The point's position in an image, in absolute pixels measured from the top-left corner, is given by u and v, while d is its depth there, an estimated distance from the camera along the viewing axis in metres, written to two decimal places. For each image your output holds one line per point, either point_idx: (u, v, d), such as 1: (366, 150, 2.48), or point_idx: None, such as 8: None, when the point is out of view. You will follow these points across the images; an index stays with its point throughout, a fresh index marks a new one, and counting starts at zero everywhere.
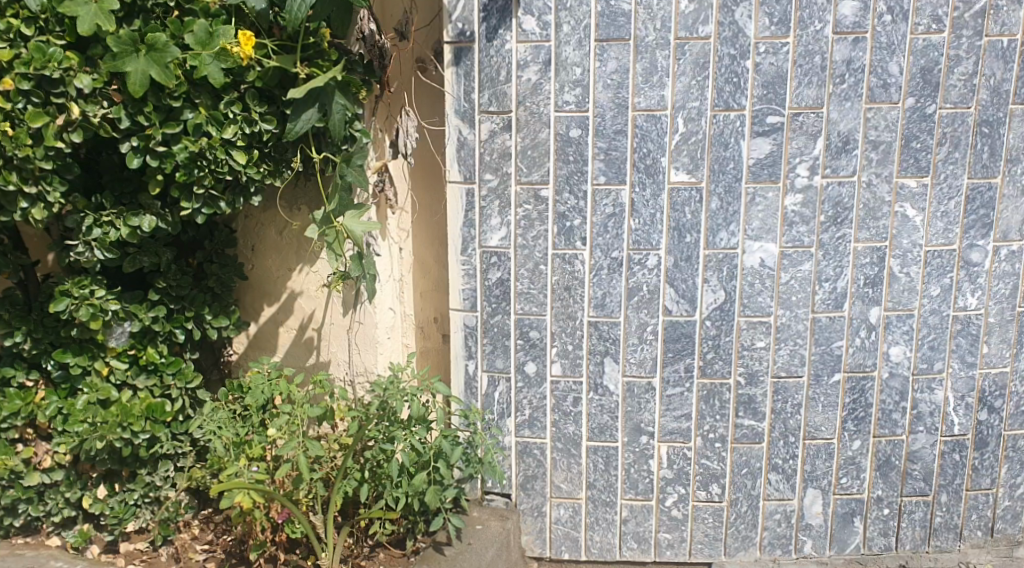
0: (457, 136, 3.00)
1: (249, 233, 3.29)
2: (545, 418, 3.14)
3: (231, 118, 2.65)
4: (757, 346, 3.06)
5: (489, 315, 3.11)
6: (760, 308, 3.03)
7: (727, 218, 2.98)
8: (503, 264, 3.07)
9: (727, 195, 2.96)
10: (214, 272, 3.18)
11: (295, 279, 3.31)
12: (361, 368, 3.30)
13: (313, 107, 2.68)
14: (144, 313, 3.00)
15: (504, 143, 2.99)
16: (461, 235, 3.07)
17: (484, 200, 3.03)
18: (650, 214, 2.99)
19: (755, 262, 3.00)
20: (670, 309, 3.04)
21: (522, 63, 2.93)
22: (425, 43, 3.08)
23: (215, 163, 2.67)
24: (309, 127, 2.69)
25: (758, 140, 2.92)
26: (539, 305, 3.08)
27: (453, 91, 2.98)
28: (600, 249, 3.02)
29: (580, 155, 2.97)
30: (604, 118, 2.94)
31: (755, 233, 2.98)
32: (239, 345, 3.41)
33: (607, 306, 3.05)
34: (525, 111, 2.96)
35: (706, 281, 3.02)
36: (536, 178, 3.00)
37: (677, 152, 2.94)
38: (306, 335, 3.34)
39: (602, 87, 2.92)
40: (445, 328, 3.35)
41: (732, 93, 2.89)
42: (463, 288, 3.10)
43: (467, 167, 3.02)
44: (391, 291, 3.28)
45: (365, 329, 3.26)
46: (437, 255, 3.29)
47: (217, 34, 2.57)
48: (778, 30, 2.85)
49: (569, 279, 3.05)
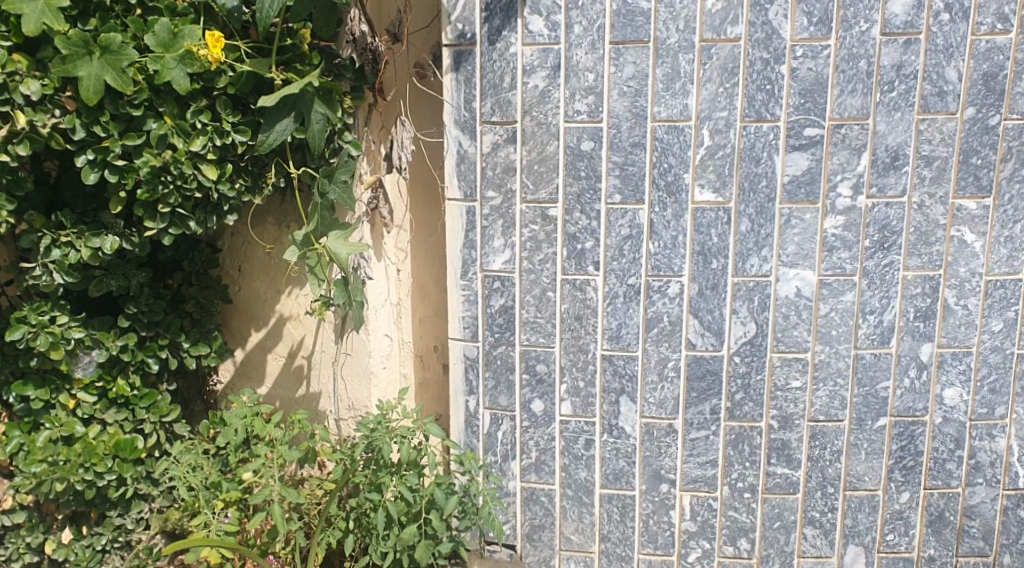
0: (457, 148, 2.70)
1: (235, 251, 3.01)
2: (554, 462, 2.83)
3: (199, 128, 2.38)
4: (792, 386, 2.72)
5: (491, 346, 2.80)
6: (795, 343, 2.69)
7: (759, 242, 2.65)
8: (507, 289, 2.76)
9: (758, 216, 2.63)
10: (193, 295, 2.90)
11: (283, 302, 3.03)
12: (354, 402, 3.03)
13: (289, 115, 2.42)
14: (112, 342, 2.74)
15: (508, 157, 2.69)
16: (461, 258, 2.77)
17: (486, 219, 2.73)
18: (672, 236, 2.66)
19: (789, 292, 2.67)
20: (694, 343, 2.71)
21: (528, 69, 2.63)
22: (422, 48, 2.80)
23: (181, 178, 2.39)
24: (285, 139, 2.42)
25: (794, 155, 2.59)
26: (547, 336, 2.77)
27: (452, 99, 2.68)
28: (616, 276, 2.70)
29: (593, 170, 2.66)
30: (620, 129, 2.62)
31: (791, 260, 2.65)
32: (225, 373, 3.15)
33: (623, 338, 2.73)
34: (531, 122, 2.66)
35: (734, 313, 2.69)
36: (544, 195, 2.69)
37: (702, 168, 2.61)
38: (296, 364, 3.06)
39: (617, 95, 2.61)
40: (446, 358, 3.07)
41: (765, 101, 2.56)
42: (462, 317, 2.79)
43: (467, 183, 2.72)
44: (387, 316, 3.01)
45: (358, 358, 2.98)
46: (437, 278, 3.01)
47: (181, 34, 2.31)
48: (818, 31, 2.51)
49: (581, 308, 2.74)
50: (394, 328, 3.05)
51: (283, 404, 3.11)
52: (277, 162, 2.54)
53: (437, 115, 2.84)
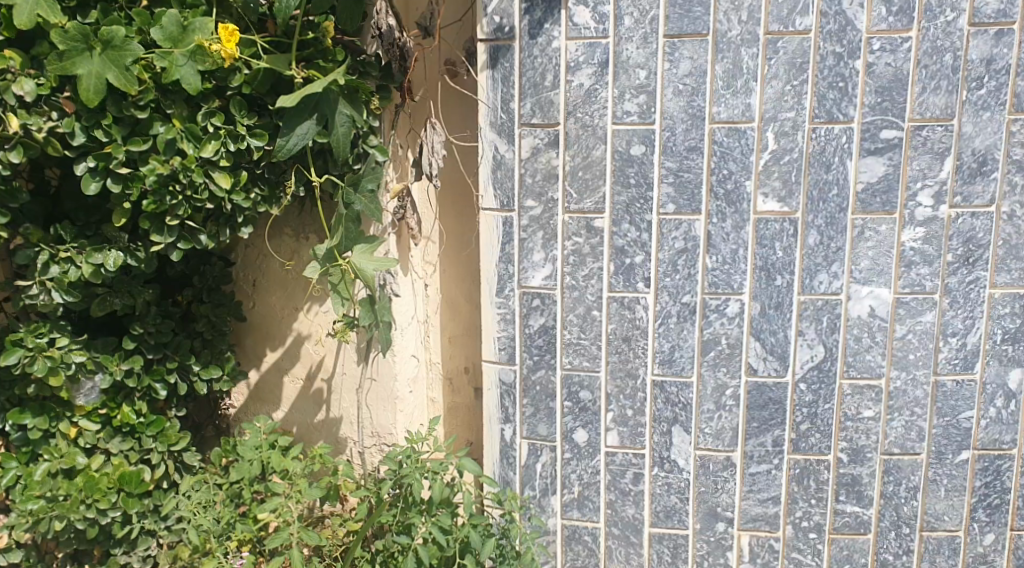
0: (493, 153, 2.46)
1: (249, 265, 2.80)
2: (598, 498, 2.57)
3: (211, 132, 2.13)
4: (864, 416, 2.46)
5: (529, 370, 2.55)
6: (868, 368, 2.43)
7: (829, 256, 2.39)
8: (548, 308, 2.51)
9: (828, 228, 2.37)
10: (204, 313, 2.69)
11: (301, 320, 2.80)
12: (377, 429, 2.79)
13: (310, 117, 2.14)
14: (116, 366, 2.51)
15: (549, 162, 2.44)
16: (497, 273, 2.52)
17: (525, 231, 2.48)
18: (731, 250, 2.41)
19: (862, 312, 2.41)
20: (755, 369, 2.45)
21: (573, 65, 2.38)
22: (455, 43, 2.56)
23: (191, 188, 2.14)
24: (306, 143, 2.15)
25: (869, 159, 2.33)
26: (592, 359, 2.51)
27: (487, 99, 2.44)
28: (669, 294, 2.45)
29: (643, 177, 2.41)
30: (674, 132, 2.37)
31: (863, 276, 2.39)
32: (239, 396, 2.93)
33: (676, 363, 2.48)
34: (575, 124, 2.41)
35: (800, 335, 2.43)
36: (589, 205, 2.44)
37: (765, 175, 2.36)
38: (315, 387, 2.84)
39: (672, 94, 2.36)
40: (477, 380, 2.83)
41: (838, 100, 2.31)
42: (498, 338, 2.55)
43: (505, 191, 2.47)
44: (414, 335, 2.77)
45: (382, 380, 2.75)
46: (468, 294, 2.77)
47: (191, 27, 2.05)
48: (898, 22, 2.26)
49: (629, 329, 2.49)
50: (422, 347, 2.82)
51: (300, 430, 2.88)
52: (297, 168, 2.29)
53: (471, 117, 2.59)
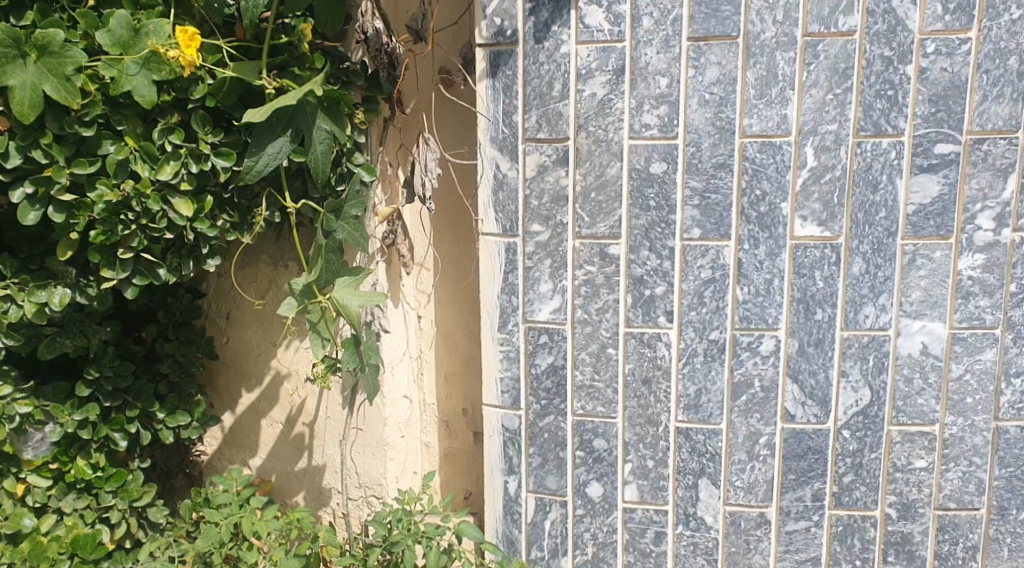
0: (494, 172, 2.17)
1: (223, 296, 2.52)
2: (615, 560, 2.28)
3: (169, 152, 1.84)
4: (916, 468, 2.17)
5: (536, 416, 2.26)
6: (920, 414, 2.15)
7: (876, 287, 2.11)
8: (557, 345, 2.22)
9: (875, 255, 2.10)
10: (169, 353, 2.41)
11: (279, 357, 2.52)
12: (366, 479, 2.49)
13: (284, 133, 1.85)
14: (67, 417, 2.21)
15: (558, 182, 2.15)
16: (498, 306, 2.23)
17: (530, 259, 2.19)
18: (765, 280, 2.13)
19: (913, 349, 2.13)
20: (792, 414, 2.18)
21: (584, 73, 2.10)
22: (450, 48, 2.27)
23: (147, 216, 1.85)
24: (278, 164, 1.86)
25: (921, 177, 2.06)
26: (608, 404, 2.23)
27: (487, 111, 2.15)
28: (694, 330, 2.17)
29: (665, 199, 2.12)
30: (699, 148, 2.10)
31: (915, 309, 2.11)
32: (213, 441, 2.64)
33: (703, 408, 2.19)
34: (587, 138, 2.13)
35: (843, 376, 2.15)
36: (602, 230, 2.15)
37: (804, 196, 2.09)
38: (295, 432, 2.55)
39: (697, 105, 2.08)
40: (477, 424, 2.54)
41: (886, 110, 2.04)
42: (500, 379, 2.25)
43: (507, 215, 2.18)
44: (405, 374, 2.48)
45: (370, 425, 2.45)
46: (467, 327, 2.47)
47: (144, 31, 1.76)
48: (955, 21, 2.00)
49: (649, 371, 2.20)
50: (415, 387, 2.53)
51: (279, 479, 2.59)
52: (270, 192, 1.99)
53: (469, 131, 2.31)
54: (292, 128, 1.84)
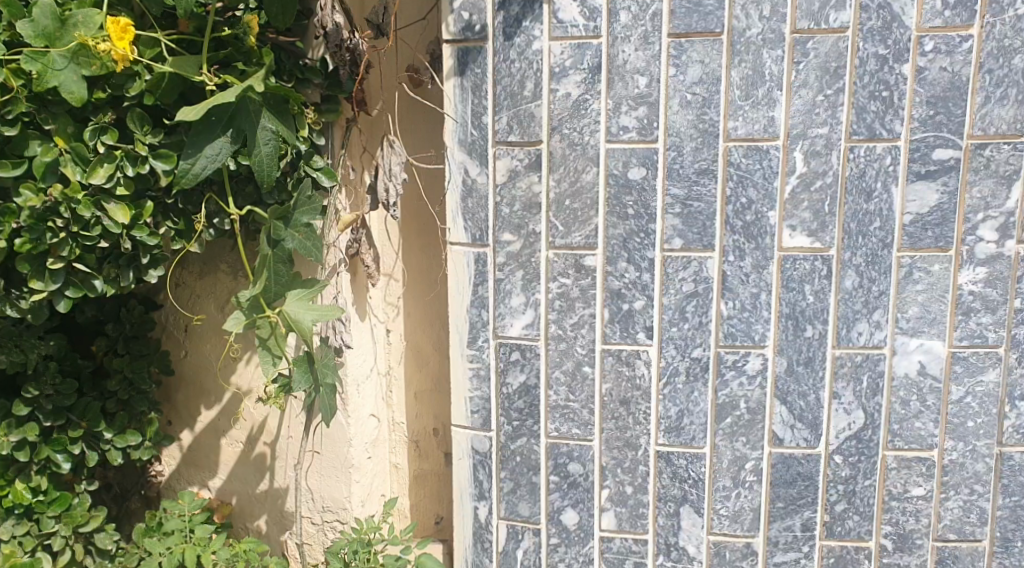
0: (462, 177, 2.03)
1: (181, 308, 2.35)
2: None
3: (103, 154, 1.73)
4: (913, 496, 2.02)
5: (507, 438, 2.11)
6: (917, 438, 2.01)
7: (870, 302, 1.97)
8: (530, 363, 2.07)
9: (869, 268, 1.96)
10: (119, 368, 2.26)
11: (239, 373, 2.36)
12: (329, 502, 2.35)
13: (225, 134, 1.72)
14: (3, 438, 2.07)
15: (531, 188, 2.01)
16: (468, 320, 2.08)
17: (501, 271, 2.05)
18: (752, 294, 1.99)
19: (910, 369, 1.99)
20: (780, 438, 2.03)
21: (558, 71, 1.96)
22: (416, 46, 2.13)
23: (78, 222, 1.73)
24: (218, 166, 1.73)
25: (918, 185, 1.92)
26: (584, 426, 2.08)
27: (454, 112, 2.01)
28: (676, 348, 2.02)
29: (643, 207, 1.98)
30: (681, 152, 1.96)
31: (911, 326, 1.97)
32: (170, 460, 2.49)
33: (685, 431, 2.05)
34: (560, 141, 1.98)
35: (835, 397, 2.01)
36: (577, 239, 2.01)
37: (793, 204, 1.95)
38: (256, 452, 2.40)
39: (678, 106, 1.94)
40: (448, 444, 2.39)
41: (881, 113, 1.90)
42: (469, 399, 2.11)
43: (476, 223, 2.04)
44: (373, 391, 2.34)
45: (334, 446, 2.31)
46: (438, 341, 2.33)
47: (72, 21, 1.65)
48: (956, 17, 1.85)
49: (628, 391, 2.05)
50: (383, 405, 2.38)
51: (240, 501, 2.44)
52: (209, 197, 1.87)
53: (437, 133, 2.17)
54: (233, 127, 1.72)
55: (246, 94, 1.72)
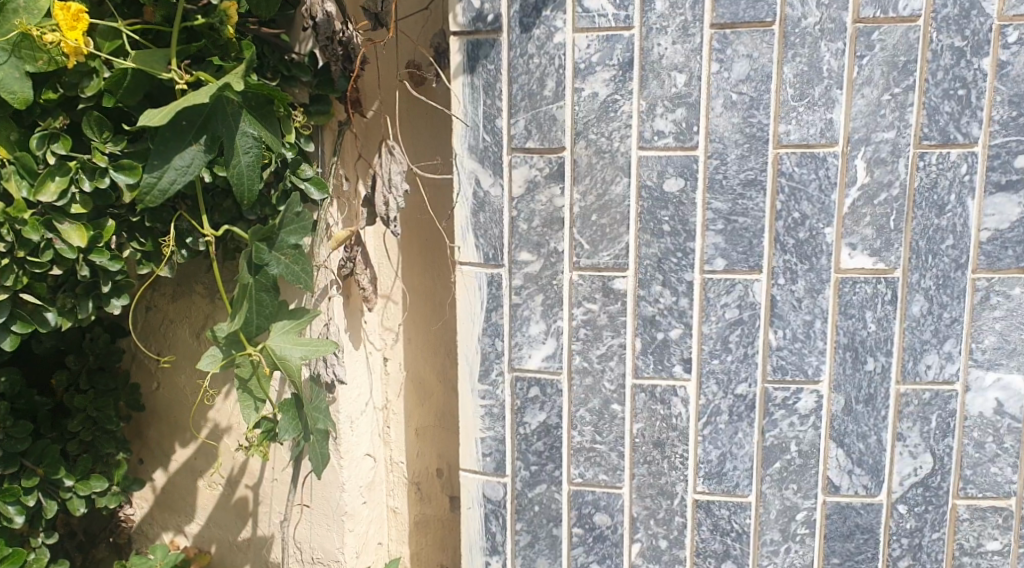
0: (473, 189, 1.77)
1: (152, 335, 2.10)
2: None
3: (53, 165, 1.50)
4: (986, 551, 1.78)
5: (524, 485, 1.85)
6: (993, 486, 1.76)
7: (940, 332, 1.73)
8: (551, 400, 1.82)
9: (940, 292, 1.71)
10: (81, 406, 2.00)
11: (218, 408, 2.10)
12: (320, 554, 2.09)
13: (197, 140, 1.46)
14: None
15: (552, 202, 1.75)
16: (479, 351, 1.82)
17: (517, 295, 1.79)
18: (806, 322, 1.73)
19: (986, 408, 1.74)
20: (836, 485, 1.78)
21: (583, 67, 1.71)
22: (418, 38, 1.87)
23: (25, 246, 1.50)
24: (190, 179, 1.47)
25: (997, 198, 1.68)
26: (612, 472, 1.82)
27: (464, 115, 1.75)
28: (717, 384, 1.77)
29: (681, 223, 1.73)
30: (725, 161, 1.70)
31: (987, 358, 1.73)
32: (142, 503, 2.22)
33: (728, 478, 1.80)
34: (586, 148, 1.73)
35: (899, 439, 1.77)
36: (605, 260, 1.76)
37: (853, 219, 1.70)
38: (237, 495, 2.14)
39: (723, 107, 1.69)
40: (453, 488, 2.13)
41: (955, 115, 1.66)
42: (481, 441, 1.85)
43: (490, 241, 1.78)
44: (369, 427, 2.08)
45: (325, 491, 2.05)
46: (442, 372, 2.07)
47: (12, 8, 1.43)
48: None
49: (663, 432, 1.80)
50: (380, 442, 2.13)
51: (220, 550, 2.18)
52: (176, 215, 1.62)
53: (442, 138, 1.92)
54: (207, 133, 1.47)
55: (222, 92, 1.46)
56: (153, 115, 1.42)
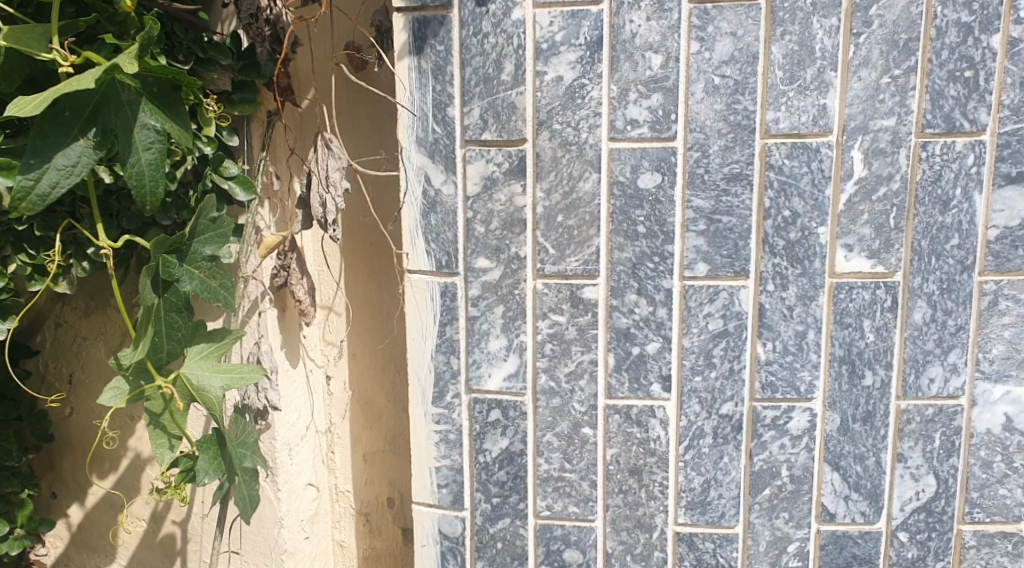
0: (422, 188, 1.56)
1: (62, 353, 1.85)
2: None
3: None
4: None
5: (485, 520, 1.65)
6: (1002, 509, 1.59)
7: (944, 341, 1.55)
8: (513, 424, 1.61)
9: (944, 297, 1.54)
10: None
11: (140, 435, 1.86)
12: None
13: (85, 135, 1.27)
14: None
15: (512, 201, 1.55)
16: (432, 370, 1.61)
17: (473, 307, 1.58)
18: (799, 333, 1.55)
19: (994, 424, 1.57)
20: (831, 513, 1.60)
21: (546, 47, 1.51)
22: (358, 16, 1.65)
23: None
24: (74, 181, 1.28)
25: (1007, 191, 1.51)
26: (583, 503, 1.62)
27: (411, 103, 1.54)
28: (700, 403, 1.58)
29: (658, 224, 1.53)
30: (707, 153, 1.51)
31: (997, 369, 1.56)
32: (56, 543, 1.96)
33: (712, 508, 1.61)
34: (550, 140, 1.53)
35: (901, 461, 1.59)
36: (573, 266, 1.55)
37: (850, 218, 1.52)
38: (163, 532, 1.90)
39: (703, 92, 1.50)
40: (406, 518, 1.91)
41: (961, 99, 1.48)
42: (436, 470, 1.64)
43: (442, 246, 1.57)
44: (310, 454, 1.86)
45: (261, 526, 1.82)
46: (391, 391, 1.85)
47: None
48: None
49: (640, 458, 1.60)
50: (323, 469, 1.90)
51: None
52: (65, 223, 1.42)
53: (387, 130, 1.70)
54: (97, 127, 1.28)
55: (114, 77, 1.27)
56: (28, 105, 1.23)
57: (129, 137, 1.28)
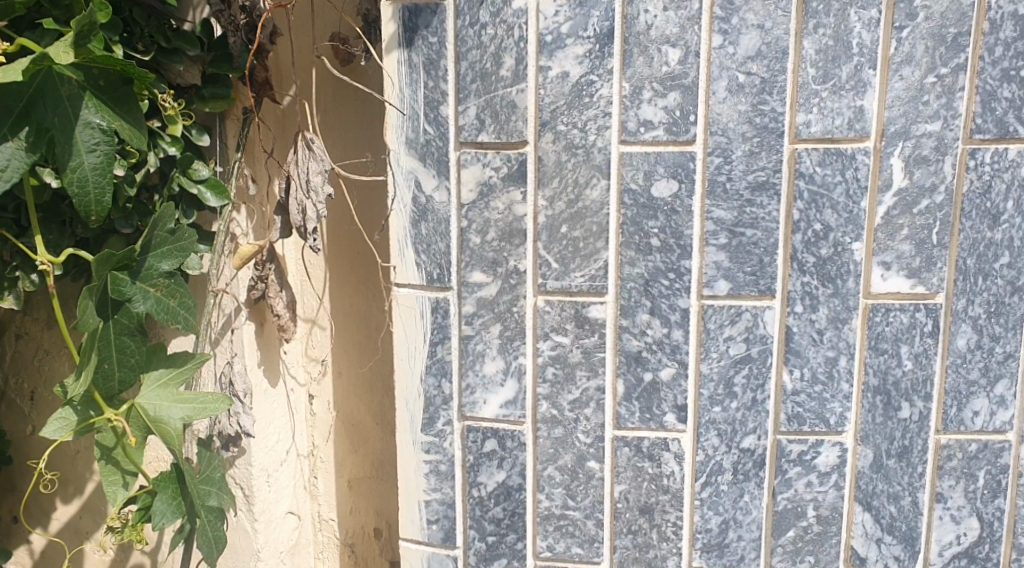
0: (411, 195, 1.41)
1: (24, 366, 1.69)
2: None
3: None
4: None
5: (478, 560, 1.49)
6: None
7: (991, 370, 1.39)
8: (510, 456, 1.46)
9: (992, 321, 1.38)
10: None
11: None
12: None
13: (17, 134, 1.19)
14: None
15: (511, 209, 1.39)
16: (422, 393, 1.46)
17: (467, 326, 1.43)
18: (829, 359, 1.40)
19: None
20: (861, 557, 1.45)
21: (552, 39, 1.35)
22: (343, 6, 1.51)
23: None
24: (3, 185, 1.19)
25: None
26: (588, 544, 1.47)
27: (400, 100, 1.39)
28: (719, 437, 1.43)
29: (674, 237, 1.38)
30: (730, 159, 1.36)
31: None
32: None
33: (730, 551, 1.45)
34: (554, 142, 1.37)
35: (940, 502, 1.43)
36: (578, 282, 1.40)
37: (888, 232, 1.36)
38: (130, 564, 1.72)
39: (727, 90, 1.34)
40: (394, 551, 1.76)
41: (1015, 101, 1.33)
42: (425, 504, 1.49)
43: (433, 259, 1.42)
44: (290, 480, 1.69)
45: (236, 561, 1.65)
46: (377, 412, 1.70)
47: None
48: None
49: (651, 495, 1.45)
50: (305, 497, 1.74)
51: None
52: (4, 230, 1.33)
53: (375, 130, 1.55)
54: (32, 127, 1.19)
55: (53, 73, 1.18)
56: None
57: (70, 136, 1.19)
